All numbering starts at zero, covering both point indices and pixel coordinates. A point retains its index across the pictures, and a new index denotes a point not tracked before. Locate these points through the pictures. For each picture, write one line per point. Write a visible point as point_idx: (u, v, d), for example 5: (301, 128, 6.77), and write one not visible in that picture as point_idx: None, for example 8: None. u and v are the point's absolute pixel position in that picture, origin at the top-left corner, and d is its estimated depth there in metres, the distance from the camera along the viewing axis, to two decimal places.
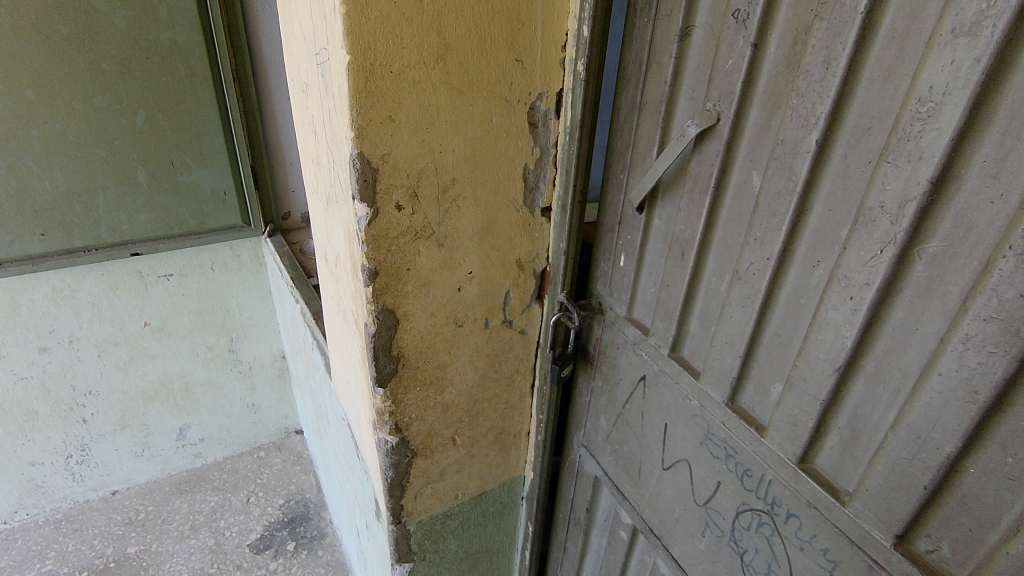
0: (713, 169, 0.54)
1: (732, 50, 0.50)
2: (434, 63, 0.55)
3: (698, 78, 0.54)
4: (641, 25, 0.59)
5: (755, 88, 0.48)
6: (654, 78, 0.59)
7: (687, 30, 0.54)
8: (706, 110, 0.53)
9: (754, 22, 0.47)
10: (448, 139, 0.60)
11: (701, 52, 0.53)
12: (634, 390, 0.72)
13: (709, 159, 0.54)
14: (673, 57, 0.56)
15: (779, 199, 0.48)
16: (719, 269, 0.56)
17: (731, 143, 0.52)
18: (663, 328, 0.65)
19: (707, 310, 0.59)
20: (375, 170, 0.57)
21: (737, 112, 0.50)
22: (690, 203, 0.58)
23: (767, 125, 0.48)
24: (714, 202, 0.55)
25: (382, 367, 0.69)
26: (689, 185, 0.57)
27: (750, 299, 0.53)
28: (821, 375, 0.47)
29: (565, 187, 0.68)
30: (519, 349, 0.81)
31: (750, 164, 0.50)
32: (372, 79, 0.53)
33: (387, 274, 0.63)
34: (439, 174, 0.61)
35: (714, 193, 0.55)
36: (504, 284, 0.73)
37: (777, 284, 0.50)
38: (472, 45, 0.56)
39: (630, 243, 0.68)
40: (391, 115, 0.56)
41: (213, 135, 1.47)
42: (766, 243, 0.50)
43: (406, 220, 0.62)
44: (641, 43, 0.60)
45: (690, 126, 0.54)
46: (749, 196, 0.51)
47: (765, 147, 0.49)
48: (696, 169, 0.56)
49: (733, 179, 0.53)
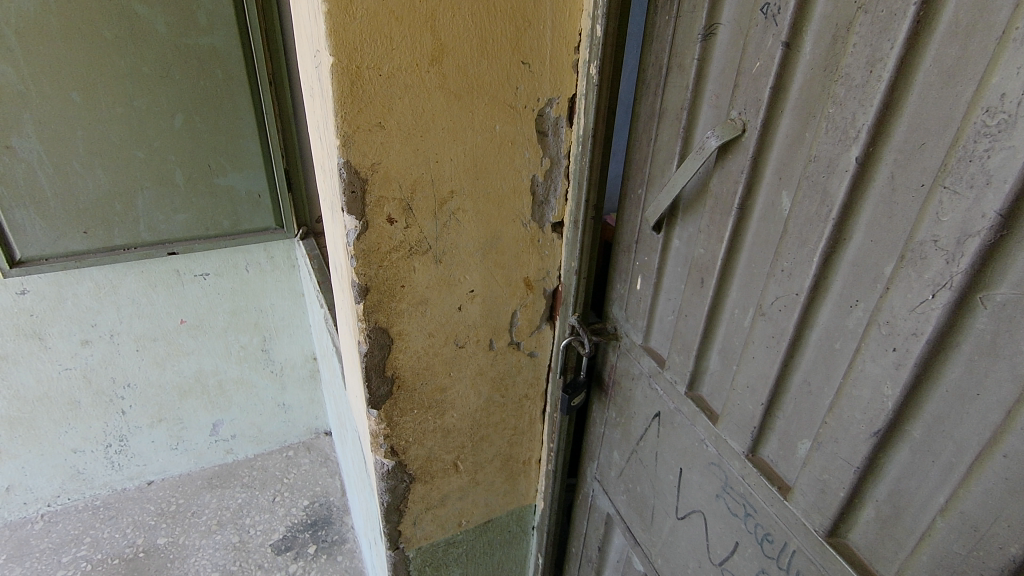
0: (738, 187, 0.47)
1: (760, 50, 0.43)
2: (429, 66, 0.51)
3: (723, 83, 0.47)
4: (663, 22, 0.52)
5: (787, 94, 0.41)
6: (676, 83, 0.52)
7: (712, 28, 0.47)
8: (730, 120, 0.46)
9: (788, 17, 0.40)
10: (446, 147, 0.55)
11: (726, 53, 0.46)
12: (648, 427, 0.65)
13: (733, 175, 0.47)
14: (695, 59, 0.49)
15: (811, 226, 0.41)
16: (742, 302, 0.49)
17: (758, 157, 0.45)
18: (680, 362, 0.58)
19: (728, 347, 0.52)
20: (364, 180, 0.53)
21: (766, 122, 0.43)
22: (711, 224, 0.51)
23: (801, 137, 0.41)
24: (738, 226, 0.48)
25: (374, 388, 0.65)
26: (711, 205, 0.51)
27: (774, 339, 0.46)
28: (855, 438, 0.40)
29: (577, 201, 0.62)
30: (529, 373, 0.76)
31: (780, 183, 0.43)
32: (359, 82, 0.49)
33: (379, 290, 0.59)
34: (436, 186, 0.56)
35: (738, 215, 0.48)
36: (510, 304, 0.68)
37: (806, 324, 0.43)
38: (470, 45, 0.52)
39: (648, 266, 0.62)
40: (382, 121, 0.51)
41: (248, 138, 1.48)
42: (795, 274, 0.43)
43: (399, 234, 0.57)
44: (662, 44, 0.53)
45: (710, 137, 0.47)
46: (778, 220, 0.44)
47: (797, 163, 0.41)
48: (718, 187, 0.49)
49: (759, 199, 0.46)
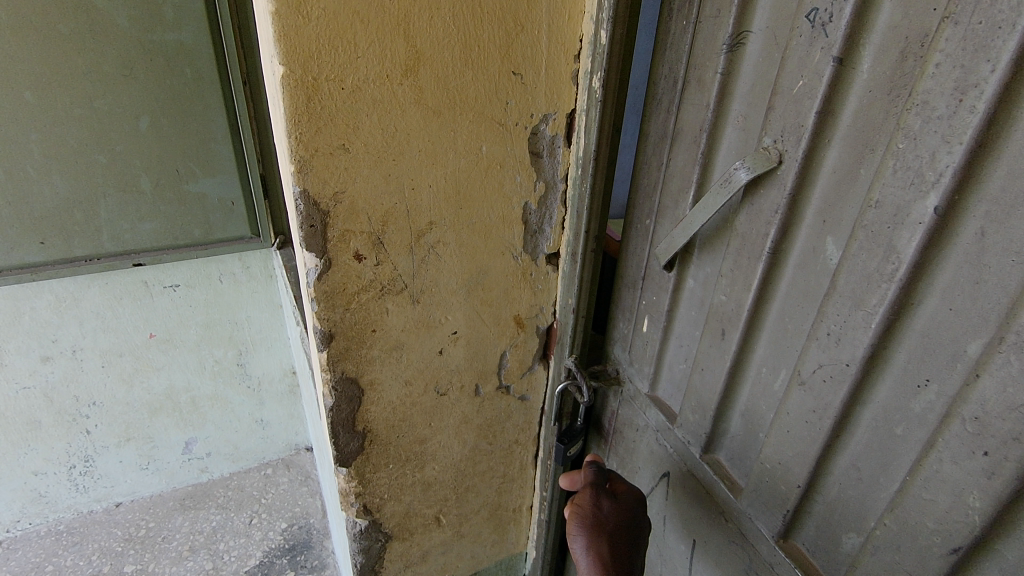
0: (770, 228, 0.39)
1: (802, 66, 0.35)
2: (402, 78, 0.43)
3: (753, 103, 0.39)
4: (678, 28, 0.45)
5: (838, 121, 0.34)
6: (694, 101, 0.45)
7: (740, 37, 0.39)
8: (762, 148, 0.39)
9: (841, 26, 0.32)
10: (423, 172, 0.47)
11: (758, 67, 0.38)
12: (655, 487, 0.58)
13: (764, 214, 0.40)
14: (718, 73, 0.41)
15: (866, 285, 0.33)
16: (773, 361, 0.42)
17: (798, 195, 0.37)
18: (695, 421, 0.50)
19: (755, 411, 0.44)
20: (325, 212, 0.45)
21: (808, 154, 0.36)
22: (735, 268, 0.43)
23: (855, 174, 0.33)
24: (768, 273, 0.41)
25: (342, 445, 0.57)
26: (736, 245, 0.43)
27: (814, 411, 0.38)
28: (926, 549, 0.32)
29: (575, 231, 0.54)
30: (519, 417, 0.68)
31: (825, 228, 0.36)
32: (316, 98, 0.40)
33: (346, 336, 0.51)
34: (412, 217, 0.48)
35: (769, 260, 0.40)
36: (498, 345, 0.60)
37: (857, 400, 0.35)
38: (452, 53, 0.43)
39: (656, 306, 0.54)
40: (346, 143, 0.43)
41: (220, 141, 1.23)
42: (844, 339, 0.35)
43: (369, 273, 0.49)
44: (678, 54, 0.45)
45: (738, 169, 0.40)
46: (822, 271, 0.36)
47: (850, 205, 0.34)
48: (744, 227, 0.42)
49: (798, 244, 0.38)
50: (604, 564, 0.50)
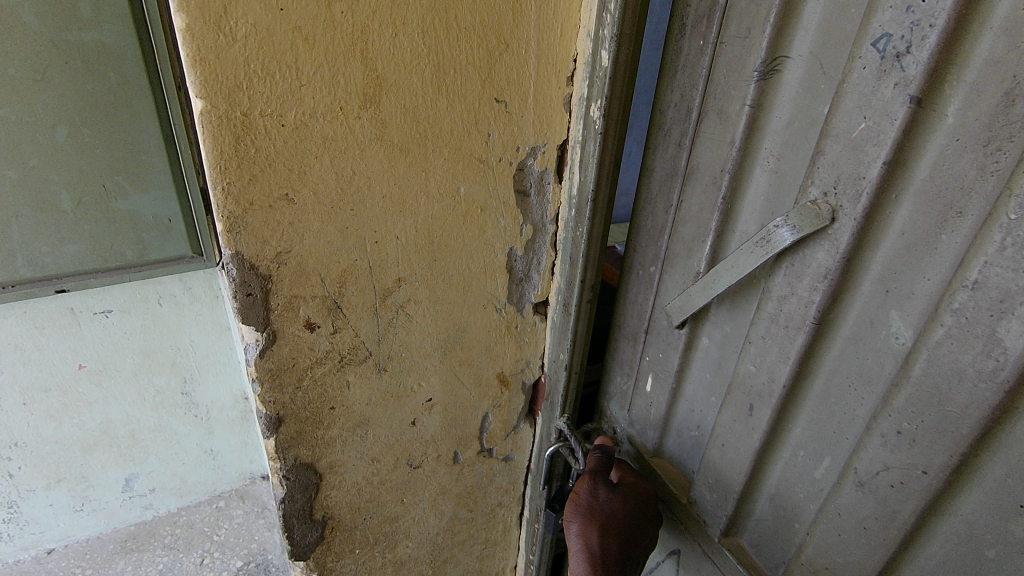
0: (814, 294, 0.32)
1: (864, 105, 0.28)
2: (360, 110, 0.34)
3: (792, 145, 0.32)
4: (693, 50, 0.38)
5: (910, 175, 0.27)
6: (711, 137, 0.37)
7: (775, 65, 0.32)
8: (808, 202, 0.32)
9: (923, 58, 0.25)
10: (389, 221, 0.38)
11: (799, 100, 0.31)
12: (662, 561, 0.52)
13: (806, 277, 0.33)
14: (747, 104, 0.34)
15: (952, 382, 0.27)
16: (815, 447, 0.36)
17: (853, 258, 0.30)
18: (714, 499, 0.44)
19: (792, 499, 0.38)
20: (266, 277, 0.36)
21: (869, 212, 0.29)
22: (766, 335, 0.36)
23: (933, 242, 0.27)
24: (811, 346, 0.34)
25: (299, 538, 0.48)
26: (768, 308, 0.36)
27: (877, 517, 0.32)
28: None
29: (568, 281, 0.46)
30: (502, 480, 0.60)
31: (887, 301, 0.29)
32: (248, 138, 0.31)
33: (298, 417, 0.42)
34: (376, 275, 0.40)
35: (813, 332, 0.33)
36: (479, 407, 0.52)
37: (933, 513, 0.30)
38: (422, 79, 0.35)
39: (662, 365, 0.47)
40: (289, 192, 0.34)
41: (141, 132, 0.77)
42: (921, 442, 0.29)
43: (324, 343, 0.40)
44: (691, 79, 0.38)
45: (779, 226, 0.33)
46: (882, 353, 0.30)
47: (927, 278, 0.27)
48: (780, 288, 0.35)
49: (851, 316, 0.31)
50: (591, 555, 0.45)
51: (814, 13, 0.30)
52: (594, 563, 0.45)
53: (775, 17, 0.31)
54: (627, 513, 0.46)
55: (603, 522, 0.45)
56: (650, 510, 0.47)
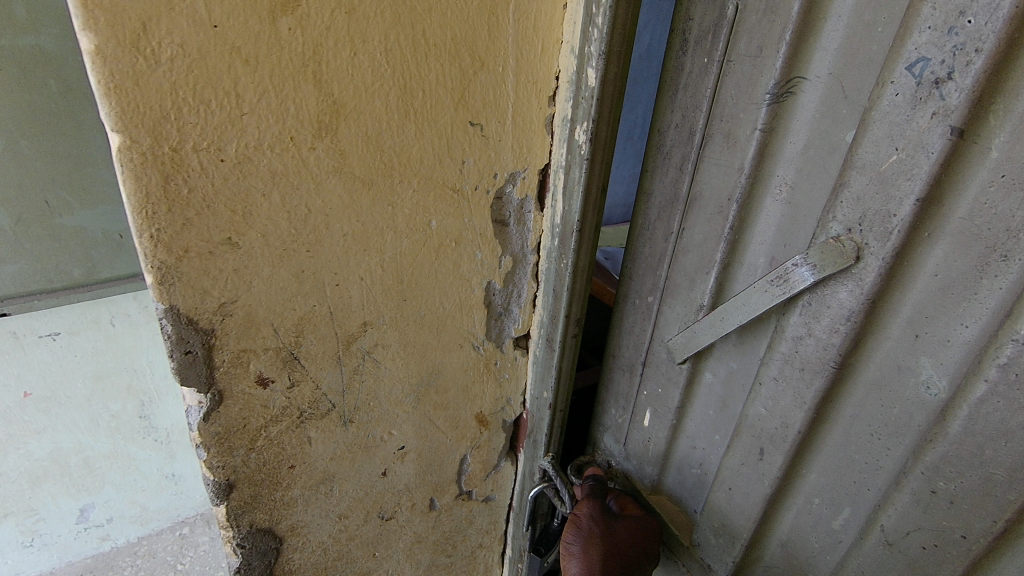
0: (834, 337, 0.29)
1: (895, 135, 0.24)
2: (315, 139, 0.30)
3: (808, 174, 0.29)
4: (693, 64, 0.33)
5: (948, 213, 0.24)
6: (716, 161, 0.33)
7: (790, 86, 0.28)
8: (829, 238, 0.28)
9: (967, 86, 0.22)
10: (351, 261, 0.34)
11: (817, 123, 0.28)
12: None
13: (825, 318, 0.29)
14: (758, 127, 0.30)
15: (999, 441, 0.25)
16: (836, 497, 0.33)
17: (881, 299, 0.27)
18: (721, 544, 0.41)
19: (809, 546, 0.36)
20: (209, 331, 0.31)
21: (900, 251, 0.25)
22: (778, 377, 0.33)
23: (973, 286, 0.24)
24: (830, 390, 0.31)
25: None
26: (782, 350, 0.32)
27: (909, 572, 0.31)
28: None
29: (551, 315, 0.43)
30: (483, 521, 0.55)
31: (918, 346, 0.27)
32: (181, 176, 0.27)
33: (253, 480, 0.37)
34: (338, 320, 0.35)
35: (833, 376, 0.30)
36: (456, 451, 0.48)
37: (976, 572, 0.28)
38: (386, 103, 0.31)
39: (662, 400, 0.43)
40: (234, 236, 0.29)
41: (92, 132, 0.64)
42: (960, 505, 0.27)
43: (279, 399, 0.35)
44: (693, 99, 0.34)
45: (799, 265, 0.29)
46: (912, 402, 0.28)
47: (964, 326, 0.25)
48: (796, 327, 0.31)
49: (878, 360, 0.29)
50: None
51: (836, 32, 0.26)
52: None
53: (791, 33, 0.27)
54: (630, 539, 0.42)
55: (607, 548, 0.40)
56: (652, 540, 0.43)
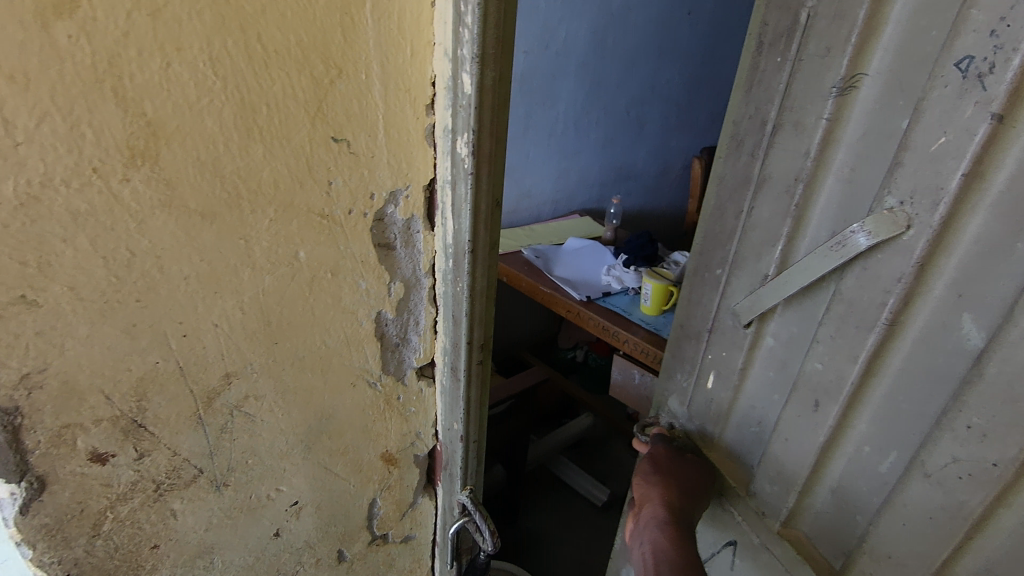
0: (888, 298, 0.45)
1: (943, 123, 0.39)
2: (128, 170, 0.25)
3: (864, 155, 0.45)
4: (769, 65, 0.52)
5: (984, 187, 0.38)
6: (785, 147, 0.51)
7: (853, 82, 0.45)
8: (884, 209, 0.44)
9: (1003, 79, 0.36)
10: (198, 305, 0.29)
11: (869, 113, 0.44)
12: (723, 550, 0.69)
13: (880, 280, 0.45)
14: (824, 117, 0.47)
15: (1017, 379, 0.38)
16: (880, 441, 0.49)
17: (927, 264, 0.42)
18: (777, 489, 0.59)
19: (861, 489, 0.51)
20: (11, 413, 0.26)
21: (943, 217, 0.40)
22: (834, 335, 0.50)
23: (1006, 248, 0.37)
24: (880, 343, 0.47)
25: None
26: (837, 310, 0.49)
27: (943, 508, 0.44)
28: None
29: (454, 341, 0.39)
30: (406, 562, 0.50)
31: (960, 304, 0.41)
32: None
33: (104, 568, 0.32)
34: (194, 377, 0.30)
35: (884, 330, 0.46)
36: (362, 497, 0.43)
37: (997, 502, 0.41)
38: (223, 122, 0.26)
39: (729, 360, 0.63)
40: (30, 290, 0.25)
41: None
42: (990, 438, 0.41)
43: (124, 476, 0.30)
44: (767, 95, 0.52)
45: (856, 232, 0.46)
46: (953, 348, 0.42)
47: (1001, 285, 0.38)
48: (852, 292, 0.47)
49: (919, 317, 0.44)
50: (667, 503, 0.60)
51: (891, 35, 0.42)
52: (669, 507, 0.60)
53: (855, 39, 0.44)
54: (688, 478, 0.64)
55: (677, 480, 0.63)
56: (703, 487, 0.64)
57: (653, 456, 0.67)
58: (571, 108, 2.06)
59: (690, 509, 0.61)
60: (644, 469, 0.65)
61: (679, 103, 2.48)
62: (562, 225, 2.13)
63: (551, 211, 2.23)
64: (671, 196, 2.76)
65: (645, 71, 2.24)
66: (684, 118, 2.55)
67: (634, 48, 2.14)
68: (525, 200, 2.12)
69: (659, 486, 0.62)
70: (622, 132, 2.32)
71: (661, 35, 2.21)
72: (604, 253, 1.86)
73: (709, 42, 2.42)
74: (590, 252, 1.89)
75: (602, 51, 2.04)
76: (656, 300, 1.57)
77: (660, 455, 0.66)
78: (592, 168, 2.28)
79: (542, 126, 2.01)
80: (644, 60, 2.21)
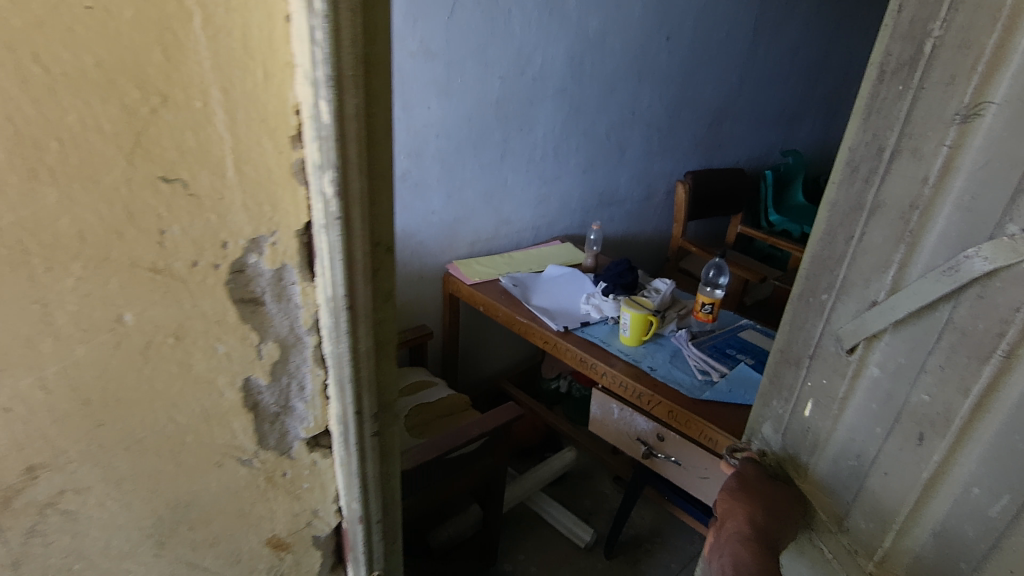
0: (1007, 326, 0.49)
1: None
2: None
3: (988, 182, 0.48)
4: (889, 90, 0.54)
5: None
6: (903, 171, 0.54)
7: (978, 108, 0.48)
8: (1006, 234, 0.47)
9: None
10: (70, 328, 0.37)
11: (996, 140, 0.47)
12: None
13: (998, 307, 0.49)
14: (946, 142, 0.51)
15: None
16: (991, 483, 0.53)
17: None
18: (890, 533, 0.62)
19: (968, 531, 0.55)
20: None
21: None
22: (943, 365, 0.54)
23: None
24: (995, 377, 0.50)
25: None
26: (949, 339, 0.53)
27: None
28: None
29: (343, 410, 0.48)
30: None
31: None
32: None
33: None
34: (64, 403, 0.38)
35: (1000, 363, 0.50)
36: (263, 558, 0.52)
37: None
38: (78, 153, 0.34)
39: (827, 388, 0.67)
40: None
41: None
42: None
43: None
44: (887, 121, 0.55)
45: (972, 256, 0.49)
46: None
47: None
48: (965, 321, 0.52)
49: None
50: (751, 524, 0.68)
51: None
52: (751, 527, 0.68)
53: (982, 60, 0.47)
54: (770, 499, 0.71)
55: (762, 503, 0.70)
56: (788, 512, 0.70)
57: (743, 475, 0.75)
58: (550, 133, 2.04)
59: (773, 532, 0.68)
60: (731, 487, 0.74)
61: (660, 127, 2.46)
62: (542, 252, 2.08)
63: (531, 238, 2.19)
64: (655, 220, 2.73)
65: (624, 96, 2.22)
66: (665, 142, 2.54)
67: (613, 73, 2.12)
68: (505, 227, 2.08)
69: (743, 507, 0.70)
70: (603, 157, 2.29)
71: (640, 60, 2.20)
72: (582, 281, 1.81)
73: (688, 66, 2.42)
74: (568, 279, 1.84)
75: (579, 77, 2.02)
76: (635, 331, 1.52)
77: (750, 475, 0.74)
78: (573, 193, 2.25)
79: (521, 153, 1.98)
80: (623, 85, 2.19)
